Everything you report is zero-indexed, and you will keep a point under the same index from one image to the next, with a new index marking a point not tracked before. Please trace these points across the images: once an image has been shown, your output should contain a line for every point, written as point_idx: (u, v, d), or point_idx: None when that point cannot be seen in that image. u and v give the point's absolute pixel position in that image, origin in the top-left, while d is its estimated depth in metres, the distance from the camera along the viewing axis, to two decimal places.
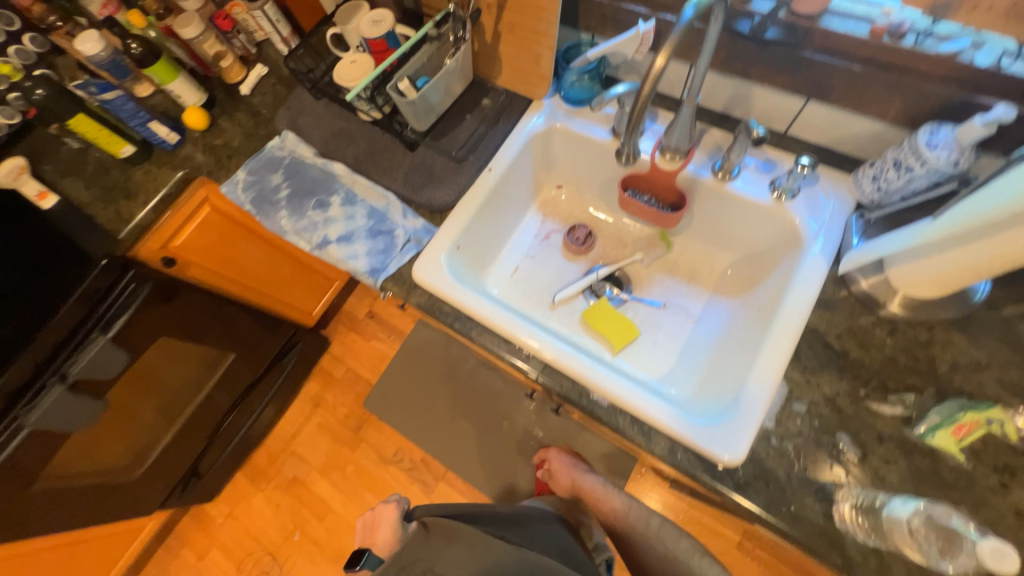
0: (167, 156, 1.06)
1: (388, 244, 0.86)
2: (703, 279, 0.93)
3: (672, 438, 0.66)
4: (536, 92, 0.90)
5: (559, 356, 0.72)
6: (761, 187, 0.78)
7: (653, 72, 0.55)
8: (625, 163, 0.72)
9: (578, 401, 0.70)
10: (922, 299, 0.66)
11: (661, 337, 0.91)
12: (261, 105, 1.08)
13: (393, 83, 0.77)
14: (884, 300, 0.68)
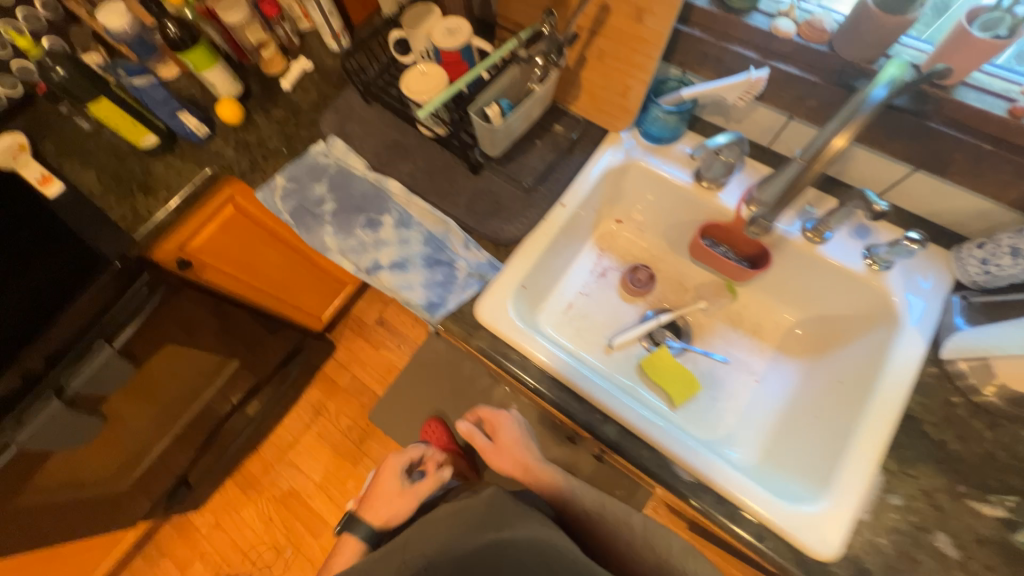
0: (193, 148, 0.96)
1: (447, 277, 0.79)
2: (768, 335, 0.89)
3: (762, 524, 0.61)
4: (615, 124, 0.84)
5: (639, 422, 0.66)
6: (852, 254, 0.74)
7: (830, 151, 0.56)
8: (755, 233, 0.74)
9: (657, 473, 0.65)
10: None
11: (722, 394, 0.86)
12: (303, 103, 0.99)
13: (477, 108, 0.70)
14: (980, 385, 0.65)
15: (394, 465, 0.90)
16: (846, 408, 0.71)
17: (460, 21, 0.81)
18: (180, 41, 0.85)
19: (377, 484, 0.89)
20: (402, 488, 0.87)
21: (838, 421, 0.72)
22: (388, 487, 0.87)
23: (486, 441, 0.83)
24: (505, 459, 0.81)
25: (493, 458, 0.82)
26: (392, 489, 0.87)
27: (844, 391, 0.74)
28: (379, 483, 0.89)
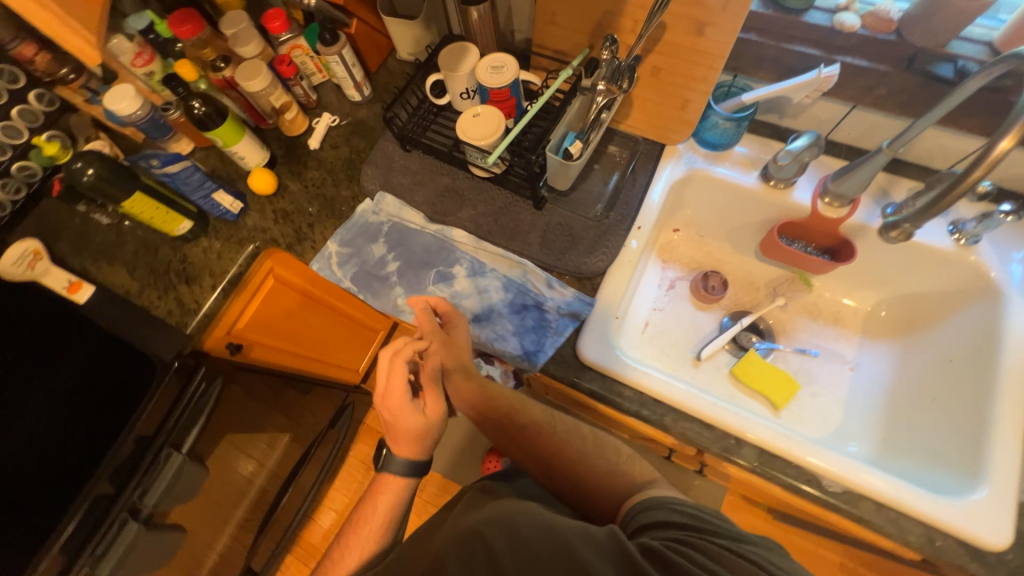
0: (229, 227, 0.91)
1: (537, 321, 0.76)
2: (849, 321, 0.89)
3: (927, 524, 0.61)
4: (672, 137, 0.83)
5: (780, 443, 0.65)
6: (937, 232, 0.75)
7: (994, 156, 0.53)
8: (892, 237, 0.74)
9: (808, 490, 0.64)
10: None
11: (821, 388, 0.85)
12: (335, 161, 0.94)
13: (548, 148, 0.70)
14: None
15: (403, 364, 0.70)
16: (965, 389, 0.71)
17: (506, 58, 0.78)
18: (207, 118, 0.80)
19: (388, 399, 0.70)
20: (429, 421, 0.70)
21: (958, 402, 0.72)
22: (411, 425, 0.69)
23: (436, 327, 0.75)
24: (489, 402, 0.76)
25: (439, 353, 0.75)
26: (409, 408, 0.70)
27: (954, 371, 0.74)
28: (390, 393, 0.70)
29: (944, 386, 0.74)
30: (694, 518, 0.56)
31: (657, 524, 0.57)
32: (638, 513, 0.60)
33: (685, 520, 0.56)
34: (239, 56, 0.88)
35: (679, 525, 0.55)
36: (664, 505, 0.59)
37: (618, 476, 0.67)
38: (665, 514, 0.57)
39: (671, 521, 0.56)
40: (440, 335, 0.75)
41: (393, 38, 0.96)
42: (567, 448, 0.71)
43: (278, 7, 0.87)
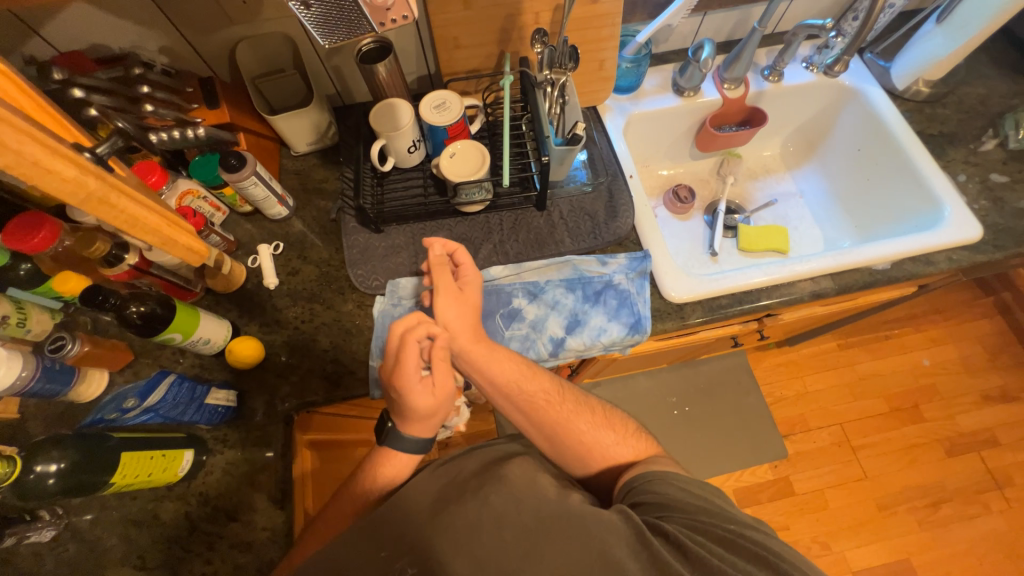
0: (235, 424, 0.71)
1: (618, 296, 0.78)
2: (775, 166, 1.11)
3: (943, 250, 0.81)
4: (598, 97, 0.91)
5: (840, 262, 0.80)
6: (801, 71, 0.97)
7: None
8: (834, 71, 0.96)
9: (872, 280, 0.80)
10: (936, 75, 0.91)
11: (796, 221, 1.04)
12: (307, 284, 0.80)
13: (541, 154, 0.72)
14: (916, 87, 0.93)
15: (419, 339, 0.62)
16: (883, 161, 0.94)
17: (440, 94, 0.76)
18: (155, 320, 0.60)
19: (401, 368, 0.61)
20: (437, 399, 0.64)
21: (884, 171, 0.94)
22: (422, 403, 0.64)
23: (454, 282, 0.70)
24: (490, 364, 0.68)
25: (456, 315, 0.68)
26: (422, 384, 0.63)
27: (867, 155, 0.97)
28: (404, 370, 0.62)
29: (863, 168, 0.98)
30: (702, 499, 0.62)
31: (665, 508, 0.61)
32: (645, 482, 0.65)
33: (695, 500, 0.62)
34: None
35: (687, 510, 0.61)
36: (671, 483, 0.64)
37: (608, 432, 0.72)
38: (671, 491, 0.63)
39: (685, 506, 0.61)
40: (461, 302, 0.69)
41: (287, 135, 0.84)
42: (575, 414, 0.72)
43: (147, 159, 0.68)
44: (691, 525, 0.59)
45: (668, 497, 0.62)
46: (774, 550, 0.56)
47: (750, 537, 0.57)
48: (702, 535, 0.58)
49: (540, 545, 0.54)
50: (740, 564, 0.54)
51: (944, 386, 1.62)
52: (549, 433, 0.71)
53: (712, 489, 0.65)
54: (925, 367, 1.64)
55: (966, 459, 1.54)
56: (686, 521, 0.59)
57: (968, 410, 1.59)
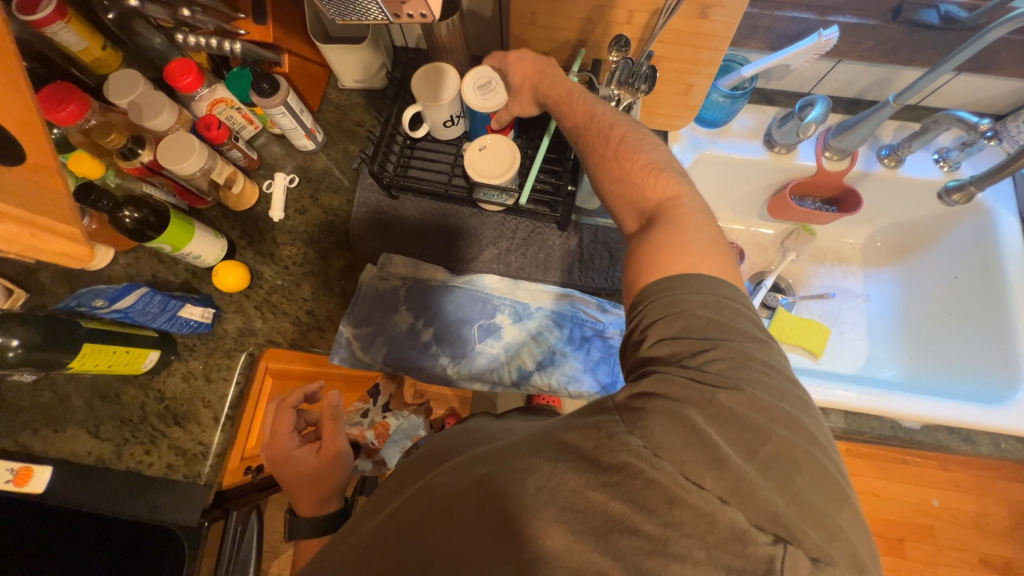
0: (205, 338, 0.74)
1: (604, 350, 0.72)
2: (851, 257, 0.95)
3: (993, 433, 0.69)
4: (674, 123, 0.80)
5: (864, 404, 0.70)
6: (926, 163, 0.80)
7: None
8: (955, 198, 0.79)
9: (892, 434, 0.70)
10: None
11: (845, 326, 0.90)
12: (309, 228, 0.79)
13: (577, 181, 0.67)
14: None
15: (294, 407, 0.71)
16: (976, 302, 0.79)
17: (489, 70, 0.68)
18: (145, 227, 0.62)
19: (277, 441, 0.69)
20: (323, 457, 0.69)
21: (973, 313, 0.79)
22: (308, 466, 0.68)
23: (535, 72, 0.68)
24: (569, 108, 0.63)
25: (514, 106, 0.69)
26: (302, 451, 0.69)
27: (961, 287, 0.81)
28: (276, 441, 0.69)
29: (948, 299, 0.82)
30: (715, 351, 0.42)
31: (671, 343, 0.43)
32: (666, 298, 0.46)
33: (715, 351, 0.42)
34: (152, 132, 0.69)
35: (673, 339, 0.43)
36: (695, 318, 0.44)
37: (647, 188, 0.55)
38: (688, 330, 0.44)
39: (677, 329, 0.44)
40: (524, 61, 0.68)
41: (334, 66, 0.79)
42: (634, 157, 0.55)
43: (183, 59, 0.67)
44: (674, 361, 0.42)
45: (684, 332, 0.44)
46: (779, 461, 0.37)
47: (748, 421, 0.38)
48: (675, 385, 0.40)
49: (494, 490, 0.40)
50: (683, 450, 0.37)
51: (942, 535, 1.47)
52: (620, 209, 0.57)
53: (730, 311, 0.45)
54: (932, 508, 1.48)
55: None
56: (668, 355, 0.43)
57: (955, 568, 1.46)
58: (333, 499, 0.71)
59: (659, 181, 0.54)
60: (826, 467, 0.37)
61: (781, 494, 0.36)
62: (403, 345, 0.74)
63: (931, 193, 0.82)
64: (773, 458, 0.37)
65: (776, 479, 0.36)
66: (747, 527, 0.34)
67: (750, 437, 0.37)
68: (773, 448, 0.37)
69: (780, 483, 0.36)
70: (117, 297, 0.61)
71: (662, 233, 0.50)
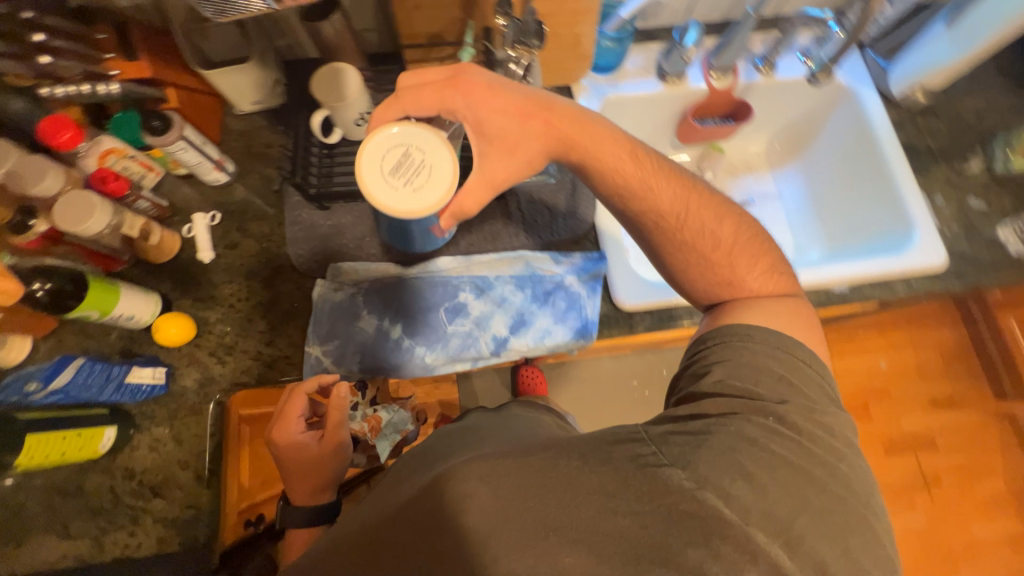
0: (163, 400, 0.70)
1: (568, 298, 0.75)
2: (758, 164, 1.06)
3: (903, 278, 0.79)
4: (574, 76, 0.85)
5: (797, 281, 0.78)
6: (795, 63, 0.90)
7: None
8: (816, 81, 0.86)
9: (827, 301, 0.79)
10: (934, 83, 0.86)
11: (768, 225, 1.01)
12: (246, 260, 0.76)
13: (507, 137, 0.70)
14: (909, 93, 0.88)
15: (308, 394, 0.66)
16: (864, 174, 0.90)
17: (429, 151, 0.50)
18: (63, 297, 0.58)
19: (282, 423, 0.65)
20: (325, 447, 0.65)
21: (864, 183, 0.90)
22: (310, 455, 0.65)
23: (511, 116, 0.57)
24: (644, 186, 0.59)
25: (497, 164, 0.58)
26: (304, 438, 0.65)
27: (849, 164, 0.92)
28: (285, 422, 0.65)
29: (844, 177, 0.93)
30: (774, 400, 0.52)
31: (733, 388, 0.53)
32: (737, 341, 0.55)
33: (773, 398, 0.52)
34: (41, 200, 0.64)
35: (737, 378, 0.53)
36: (762, 365, 0.54)
37: (742, 273, 0.61)
38: (755, 376, 0.53)
39: (742, 372, 0.53)
40: (503, 102, 0.57)
41: (226, 92, 0.76)
42: (752, 263, 0.61)
43: (53, 115, 0.62)
44: (736, 398, 0.52)
45: (753, 375, 0.53)
46: (823, 515, 0.46)
47: (805, 489, 0.47)
48: (729, 426, 0.50)
49: (505, 478, 0.45)
50: (734, 485, 0.45)
51: (898, 390, 1.67)
52: (704, 287, 0.62)
53: (795, 367, 0.54)
54: (884, 371, 1.68)
55: (902, 458, 1.62)
56: (728, 390, 0.53)
57: (915, 414, 1.65)
58: (328, 491, 0.67)
59: (753, 266, 0.60)
60: (879, 542, 0.47)
61: (831, 547, 0.45)
62: (375, 349, 0.73)
63: (806, 88, 0.92)
64: (826, 512, 0.46)
65: (819, 526, 0.45)
66: (783, 559, 0.43)
67: (805, 487, 0.47)
68: (825, 501, 0.46)
69: (825, 534, 0.45)
70: (52, 378, 0.57)
71: (748, 311, 0.59)
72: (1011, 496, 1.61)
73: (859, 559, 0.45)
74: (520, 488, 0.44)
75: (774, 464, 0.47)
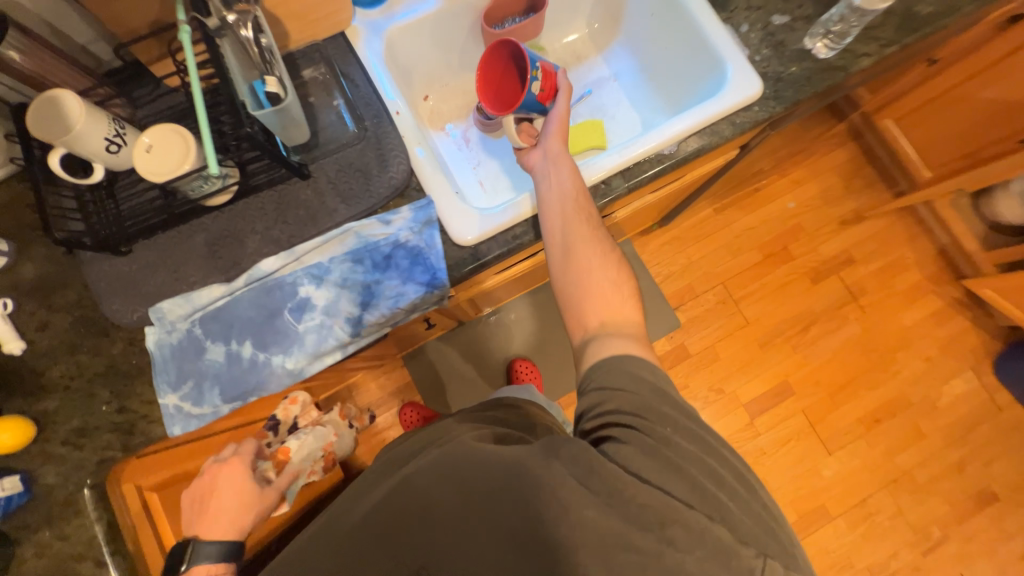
0: (30, 510, 0.65)
1: (408, 256, 0.72)
2: (586, 50, 1.02)
3: (726, 118, 0.79)
4: (341, 19, 0.77)
5: (626, 158, 0.77)
6: None
7: None
8: None
9: (663, 167, 0.79)
10: None
11: (612, 110, 1.00)
12: (63, 337, 0.70)
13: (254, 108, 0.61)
14: None
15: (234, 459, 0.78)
16: (673, 24, 0.87)
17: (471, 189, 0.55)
18: None
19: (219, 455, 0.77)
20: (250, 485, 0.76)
21: (677, 37, 0.88)
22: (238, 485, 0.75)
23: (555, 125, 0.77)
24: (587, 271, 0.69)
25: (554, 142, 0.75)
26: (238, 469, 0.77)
27: (659, 20, 0.89)
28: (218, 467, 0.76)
29: (659, 34, 0.91)
30: (666, 402, 0.61)
31: (631, 400, 0.61)
32: (627, 370, 0.62)
33: (671, 410, 0.60)
34: None
35: (628, 392, 0.61)
36: (651, 385, 0.62)
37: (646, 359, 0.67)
38: (644, 389, 0.61)
39: (639, 392, 0.61)
40: (555, 138, 0.76)
41: None
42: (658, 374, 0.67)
43: None
44: (635, 402, 0.60)
45: (648, 394, 0.61)
46: (731, 485, 0.57)
47: (757, 492, 0.59)
48: (659, 435, 0.58)
49: (462, 480, 0.59)
50: (665, 477, 0.55)
51: (808, 223, 1.77)
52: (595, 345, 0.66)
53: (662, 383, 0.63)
54: (791, 210, 1.77)
55: (828, 283, 1.73)
56: (631, 406, 0.60)
57: (828, 239, 1.76)
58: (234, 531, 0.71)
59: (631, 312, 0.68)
60: (766, 496, 0.60)
61: (748, 511, 0.56)
62: (232, 375, 0.69)
63: None
64: (730, 479, 0.57)
65: (737, 499, 0.56)
66: (723, 536, 0.52)
67: (713, 466, 0.57)
68: (730, 474, 0.58)
69: (740, 503, 0.56)
70: None
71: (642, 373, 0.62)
72: (930, 280, 1.73)
73: (765, 517, 0.56)
74: (489, 500, 0.56)
75: (718, 466, 0.58)
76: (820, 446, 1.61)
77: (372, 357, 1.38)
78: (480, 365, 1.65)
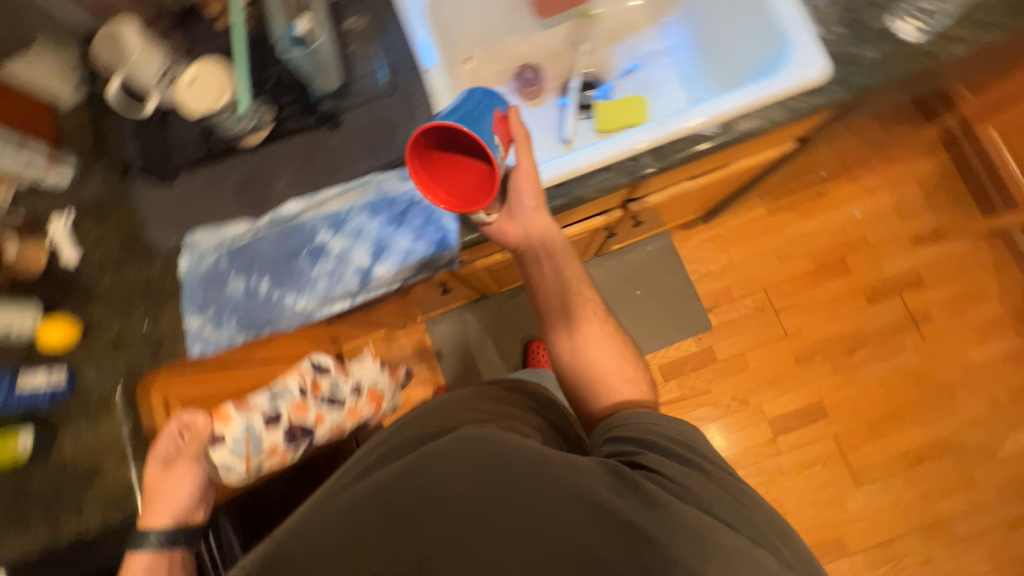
0: (71, 402, 0.73)
1: (422, 214, 0.73)
2: (641, 20, 0.98)
3: (779, 102, 0.72)
4: None
5: (659, 135, 0.73)
6: None
7: None
8: None
9: (700, 150, 0.73)
10: None
11: (658, 85, 0.94)
12: (112, 253, 0.77)
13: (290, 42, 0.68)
14: None
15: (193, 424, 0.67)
16: None
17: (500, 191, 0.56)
18: None
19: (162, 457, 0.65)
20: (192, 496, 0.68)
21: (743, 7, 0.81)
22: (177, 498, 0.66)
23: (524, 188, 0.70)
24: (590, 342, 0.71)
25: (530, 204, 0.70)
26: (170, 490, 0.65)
27: None
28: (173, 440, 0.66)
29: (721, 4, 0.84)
30: (699, 457, 0.57)
31: (653, 442, 0.58)
32: (638, 427, 0.60)
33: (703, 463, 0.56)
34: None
35: (654, 434, 0.59)
36: (680, 437, 0.59)
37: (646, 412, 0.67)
38: (668, 439, 0.58)
39: (667, 436, 0.59)
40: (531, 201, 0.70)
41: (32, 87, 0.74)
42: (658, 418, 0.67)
43: None
44: (660, 448, 0.57)
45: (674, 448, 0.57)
46: (779, 545, 0.49)
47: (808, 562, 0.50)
48: (689, 479, 0.54)
49: (486, 461, 0.54)
50: (697, 514, 0.50)
51: (874, 235, 1.60)
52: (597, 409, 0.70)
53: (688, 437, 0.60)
54: (857, 219, 1.61)
55: (888, 303, 1.57)
56: (654, 446, 0.57)
57: (896, 256, 1.59)
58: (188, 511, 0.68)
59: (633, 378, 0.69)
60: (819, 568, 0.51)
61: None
62: (250, 307, 0.74)
63: None
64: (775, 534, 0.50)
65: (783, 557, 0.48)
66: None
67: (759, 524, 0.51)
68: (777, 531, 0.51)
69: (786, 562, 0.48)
70: None
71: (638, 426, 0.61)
72: (1012, 315, 1.53)
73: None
74: (509, 492, 0.52)
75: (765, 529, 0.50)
76: (848, 476, 1.49)
77: (394, 317, 1.43)
78: (499, 340, 1.66)
